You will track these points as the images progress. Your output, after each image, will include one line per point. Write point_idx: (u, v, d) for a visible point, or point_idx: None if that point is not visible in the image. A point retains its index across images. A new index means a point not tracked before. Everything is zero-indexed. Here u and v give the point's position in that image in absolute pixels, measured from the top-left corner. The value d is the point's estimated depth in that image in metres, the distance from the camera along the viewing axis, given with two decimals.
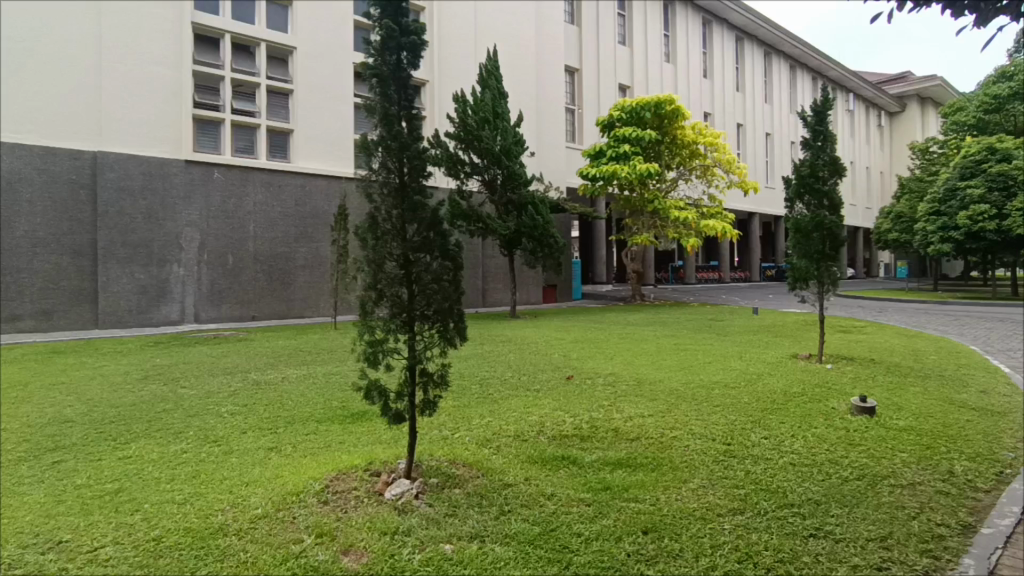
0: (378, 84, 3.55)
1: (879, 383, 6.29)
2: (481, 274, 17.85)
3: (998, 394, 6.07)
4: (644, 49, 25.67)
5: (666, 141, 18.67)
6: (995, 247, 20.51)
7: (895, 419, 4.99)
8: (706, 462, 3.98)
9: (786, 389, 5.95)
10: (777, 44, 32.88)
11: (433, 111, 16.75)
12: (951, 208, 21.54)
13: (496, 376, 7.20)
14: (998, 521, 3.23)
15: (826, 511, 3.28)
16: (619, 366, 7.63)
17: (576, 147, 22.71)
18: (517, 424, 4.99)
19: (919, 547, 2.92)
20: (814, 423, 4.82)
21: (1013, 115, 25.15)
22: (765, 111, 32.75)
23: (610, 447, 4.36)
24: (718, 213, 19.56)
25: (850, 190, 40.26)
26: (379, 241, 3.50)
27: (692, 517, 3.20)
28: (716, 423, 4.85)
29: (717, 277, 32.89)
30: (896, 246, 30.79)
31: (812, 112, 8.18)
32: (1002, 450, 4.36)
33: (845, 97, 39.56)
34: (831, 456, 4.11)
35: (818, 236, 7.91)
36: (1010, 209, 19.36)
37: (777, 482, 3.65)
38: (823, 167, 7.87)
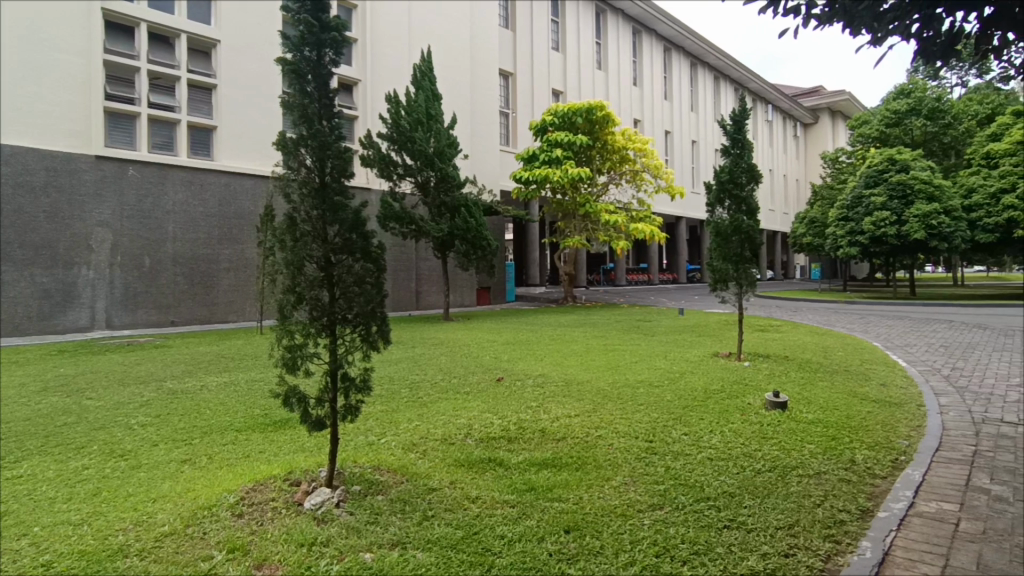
0: (297, 79, 3.43)
1: (791, 378, 6.65)
2: (414, 276, 17.62)
3: (895, 386, 6.56)
4: (576, 56, 26.15)
5: (597, 146, 19.07)
6: (896, 251, 22.17)
7: (805, 412, 5.28)
8: (629, 459, 4.08)
9: (707, 387, 6.17)
10: (702, 56, 34.32)
11: (365, 111, 16.41)
12: (858, 214, 23.04)
13: (426, 379, 7.12)
14: (892, 505, 3.46)
15: (740, 503, 3.42)
16: (549, 367, 7.68)
17: (510, 150, 22.83)
18: (445, 427, 4.95)
19: (823, 533, 3.10)
20: (731, 418, 5.04)
21: (910, 130, 27.33)
22: (691, 120, 34.07)
23: (536, 448, 4.39)
24: (647, 217, 20.17)
25: (768, 197, 42.51)
26: (299, 242, 3.37)
27: (613, 514, 3.26)
28: (640, 421, 4.97)
29: (647, 279, 33.92)
30: (810, 250, 32.62)
31: (731, 120, 8.54)
32: (897, 438, 4.69)
33: (764, 108, 41.73)
34: (745, 450, 4.30)
35: (736, 240, 8.31)
36: (908, 216, 21.00)
37: (695, 477, 3.78)
38: (742, 173, 8.24)
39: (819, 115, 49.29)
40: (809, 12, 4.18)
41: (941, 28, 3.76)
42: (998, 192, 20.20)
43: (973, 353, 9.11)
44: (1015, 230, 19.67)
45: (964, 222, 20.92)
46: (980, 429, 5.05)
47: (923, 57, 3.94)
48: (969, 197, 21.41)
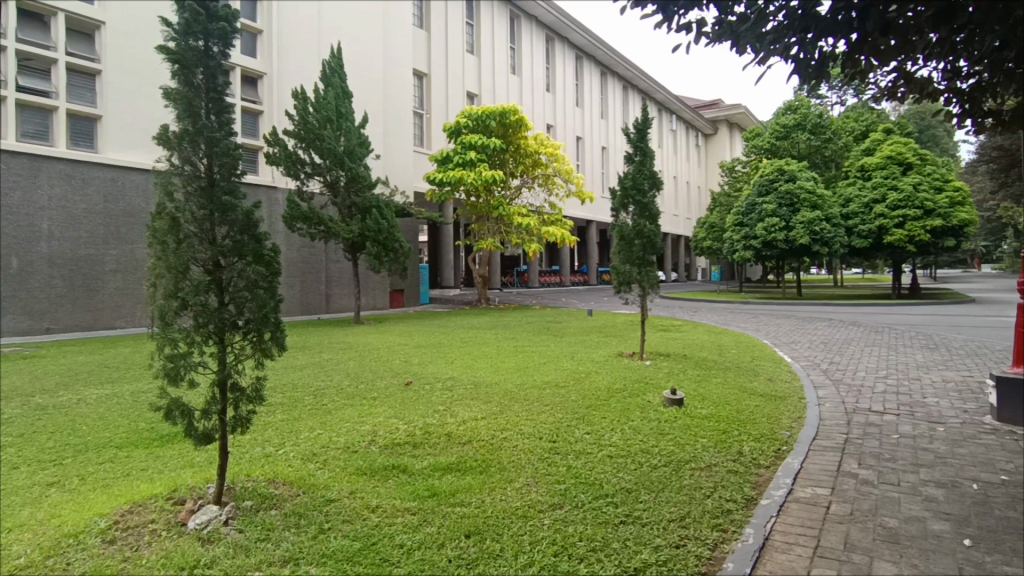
0: (181, 71, 3.21)
1: (688, 375, 7.01)
2: (324, 279, 17.01)
3: (781, 380, 7.08)
4: (491, 59, 26.28)
5: (510, 150, 19.23)
6: (785, 254, 23.89)
7: (698, 408, 5.57)
8: (533, 460, 4.13)
9: (610, 386, 6.37)
10: (612, 65, 35.54)
11: (271, 106, 15.64)
12: (752, 220, 24.58)
13: (332, 385, 6.88)
14: (773, 493, 3.72)
15: (636, 498, 3.54)
16: (458, 370, 7.63)
17: (424, 152, 22.56)
18: (348, 435, 4.80)
19: (711, 523, 3.26)
20: (632, 416, 5.23)
21: (797, 143, 29.61)
22: (601, 126, 35.14)
23: (442, 452, 4.35)
24: (558, 220, 20.60)
25: (672, 202, 44.65)
26: (182, 243, 3.12)
27: (514, 515, 3.29)
28: (544, 421, 5.05)
29: (559, 281, 34.62)
30: (710, 253, 34.51)
31: (635, 129, 8.85)
32: (780, 430, 5.05)
33: (669, 118, 43.82)
34: (643, 446, 4.47)
35: (639, 244, 8.65)
36: (795, 223, 22.72)
37: (594, 474, 3.89)
38: (644, 180, 8.57)
39: (718, 127, 52.43)
40: (700, 30, 4.43)
41: (814, 53, 4.10)
42: (871, 202, 22.53)
43: (848, 348, 9.99)
44: (885, 236, 21.78)
45: (843, 228, 22.94)
46: (851, 418, 5.51)
47: (801, 77, 4.28)
48: (847, 206, 23.51)
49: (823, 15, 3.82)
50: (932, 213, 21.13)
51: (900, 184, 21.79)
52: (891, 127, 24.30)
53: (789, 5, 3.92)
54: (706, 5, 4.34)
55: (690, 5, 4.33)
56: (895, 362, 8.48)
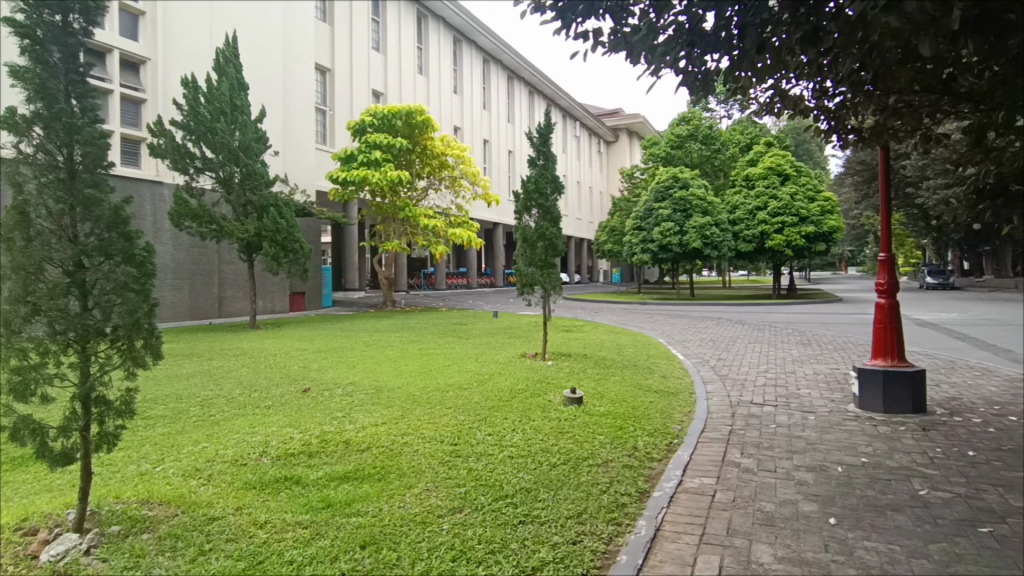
0: (32, 47, 2.87)
1: (587, 374, 7.21)
2: (217, 281, 15.97)
3: (674, 377, 7.45)
4: (396, 57, 25.78)
5: (416, 151, 18.93)
6: (680, 258, 25.12)
7: (597, 406, 5.74)
8: (433, 464, 4.07)
9: (513, 387, 6.42)
10: (518, 70, 36.03)
11: (155, 94, 14.43)
12: (649, 225, 25.64)
13: (221, 394, 6.45)
14: (665, 484, 3.89)
15: (535, 497, 3.58)
16: (360, 375, 7.42)
17: (327, 150, 21.74)
18: (238, 446, 4.52)
19: (607, 517, 3.35)
20: (533, 416, 5.30)
21: (690, 152, 31.40)
22: (508, 130, 35.50)
23: (339, 461, 4.19)
24: (464, 222, 20.56)
25: (575, 206, 45.95)
26: (34, 242, 2.78)
27: (412, 522, 3.21)
28: (446, 425, 5.00)
29: (466, 283, 34.65)
30: (610, 257, 35.75)
31: (537, 133, 8.96)
32: (672, 424, 5.30)
33: (572, 124, 45.10)
34: (544, 445, 4.52)
35: (541, 246, 8.79)
36: (688, 227, 24.02)
37: (495, 476, 3.88)
38: (546, 184, 8.71)
39: (619, 135, 54.62)
40: (596, 39, 4.57)
41: (701, 67, 4.33)
42: (754, 209, 24.33)
43: (733, 345, 10.70)
44: (766, 241, 23.58)
45: (730, 233, 24.60)
46: (735, 411, 5.88)
47: (689, 89, 4.51)
48: (733, 212, 25.20)
49: (708, 31, 4.02)
50: (806, 220, 23.19)
51: (779, 193, 23.65)
52: (772, 140, 26.25)
53: (678, 20, 4.12)
54: (603, 15, 4.48)
55: (587, 14, 4.46)
56: (774, 357, 9.18)
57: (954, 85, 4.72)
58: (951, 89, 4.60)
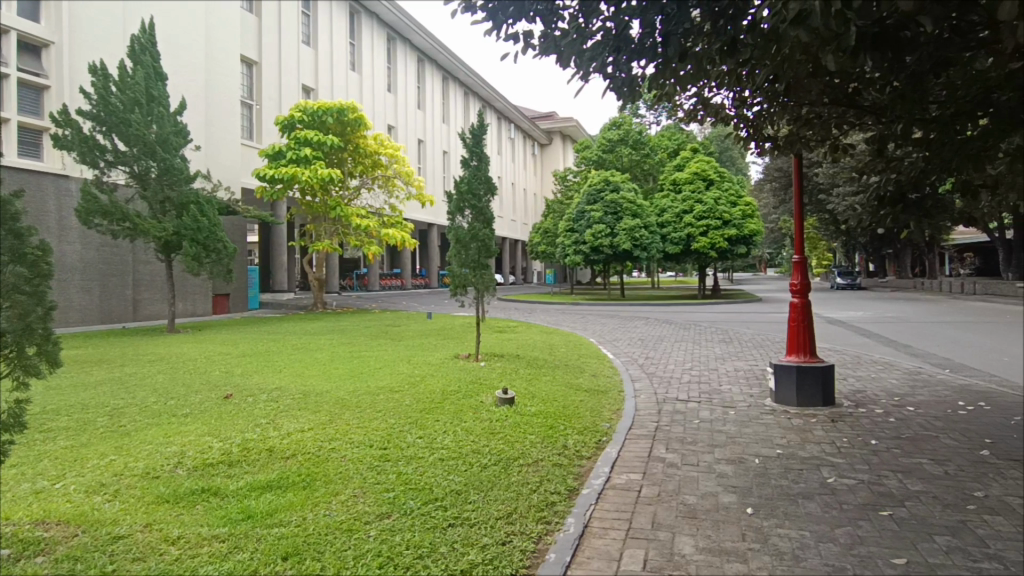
0: None
1: (520, 375, 7.24)
2: (131, 283, 15.02)
3: (604, 376, 7.61)
4: (327, 53, 25.10)
5: (348, 149, 18.47)
6: (610, 260, 25.47)
7: (529, 405, 5.78)
8: (362, 469, 3.98)
9: (445, 389, 6.38)
10: (453, 70, 35.90)
11: (60, 81, 13.40)
12: (581, 227, 26.08)
13: (133, 402, 6.06)
14: (594, 481, 3.96)
15: (465, 499, 3.56)
16: (286, 379, 7.16)
17: (253, 146, 20.88)
18: (149, 458, 4.26)
19: (536, 516, 3.38)
20: (465, 417, 5.27)
21: (621, 157, 32.24)
22: (442, 130, 35.27)
23: (262, 469, 4.02)
24: (398, 223, 20.22)
25: (510, 208, 46.22)
26: None
27: (338, 530, 3.12)
28: (376, 428, 4.89)
29: (400, 284, 34.17)
30: (544, 258, 36.15)
31: (471, 134, 8.91)
32: (602, 422, 5.42)
33: (507, 126, 45.37)
34: (474, 447, 4.51)
35: (474, 247, 8.77)
36: (619, 230, 24.60)
37: (425, 480, 3.83)
38: (479, 185, 8.70)
39: (553, 138, 55.41)
40: (526, 41, 4.61)
41: (627, 74, 4.44)
42: (681, 213, 25.24)
43: (661, 343, 11.03)
44: (692, 243, 24.52)
45: (658, 235, 25.40)
46: (661, 407, 6.06)
47: (616, 95, 4.62)
48: (661, 216, 26.05)
49: (634, 39, 4.13)
50: (729, 224, 24.31)
51: (704, 197, 24.65)
52: (697, 147, 27.33)
53: (606, 25, 4.19)
54: (533, 17, 4.51)
55: (518, 16, 4.48)
56: (698, 355, 9.55)
57: (860, 98, 5.04)
58: (856, 102, 4.93)
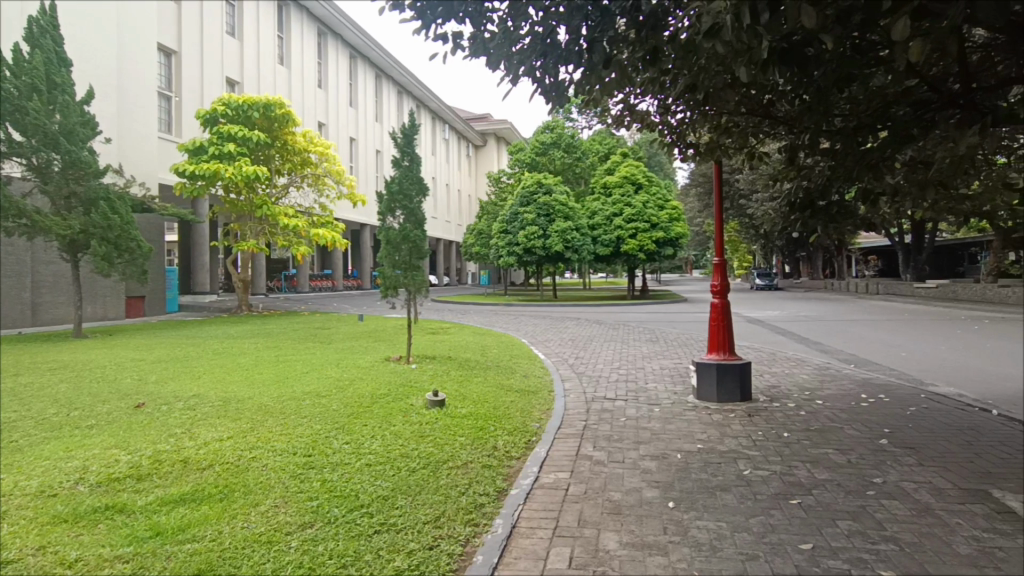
0: None
1: (451, 376, 7.20)
2: (30, 286, 13.93)
3: (535, 376, 7.69)
4: (254, 45, 24.12)
5: (275, 145, 17.80)
6: (543, 262, 25.69)
7: (459, 407, 5.76)
8: (283, 478, 3.83)
9: (374, 392, 6.26)
10: (387, 68, 35.34)
11: None
12: (514, 228, 26.23)
13: (30, 415, 5.59)
14: (522, 481, 3.99)
15: (392, 504, 3.50)
16: (205, 386, 6.81)
17: (172, 140, 19.76)
18: (47, 475, 3.94)
19: (465, 519, 3.37)
20: (394, 421, 5.19)
21: (554, 160, 32.73)
22: (375, 129, 34.65)
23: (175, 482, 3.81)
24: (328, 223, 19.69)
25: (444, 208, 46.01)
26: None
27: (256, 543, 2.99)
28: (300, 435, 4.74)
29: (331, 285, 33.31)
30: (478, 259, 36.19)
31: (402, 133, 8.77)
32: (531, 422, 5.48)
33: (441, 127, 45.12)
34: (403, 451, 4.44)
35: (405, 248, 8.66)
36: (551, 232, 24.93)
37: (350, 486, 3.73)
38: (410, 186, 8.57)
39: (487, 139, 55.59)
40: (455, 41, 4.60)
41: (554, 79, 4.51)
42: (611, 216, 25.92)
43: (591, 343, 11.26)
44: (622, 245, 25.21)
45: (589, 237, 25.95)
46: (590, 406, 6.17)
47: (544, 98, 4.67)
48: (592, 218, 26.62)
49: (560, 44, 4.19)
50: (656, 226, 25.15)
51: (633, 201, 25.40)
52: (627, 151, 28.08)
53: (535, 29, 4.23)
54: (463, 18, 4.50)
55: (447, 16, 4.45)
56: (626, 354, 9.81)
57: (773, 109, 5.32)
58: (771, 112, 5.21)
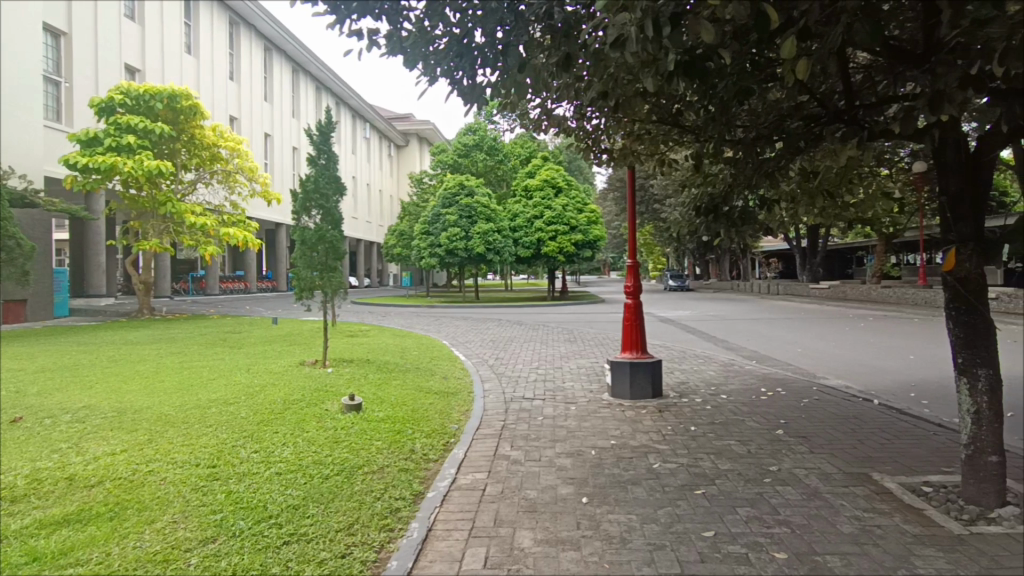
0: None
1: (368, 380, 7.04)
2: None
3: (454, 377, 7.67)
4: (158, 30, 21.86)
5: (181, 139, 16.78)
6: (466, 263, 25.58)
7: (376, 411, 5.64)
8: (184, 492, 3.61)
9: (287, 398, 6.03)
10: (304, 63, 34.14)
11: None
12: (436, 230, 26.02)
13: None
14: (439, 484, 3.97)
15: (303, 513, 3.38)
16: (95, 397, 6.29)
17: (60, 130, 17.42)
18: None
19: (379, 525, 3.31)
20: (307, 427, 5.02)
21: (475, 162, 32.82)
22: (291, 125, 33.40)
23: (57, 503, 3.51)
24: (241, 222, 18.86)
25: (364, 208, 45.06)
26: None
27: (150, 563, 2.81)
28: (204, 445, 4.49)
29: (243, 287, 31.79)
30: (399, 260, 35.70)
31: (317, 130, 8.44)
32: (450, 423, 5.45)
33: (361, 125, 44.13)
34: (316, 458, 4.30)
35: (320, 249, 8.38)
36: (474, 233, 24.97)
37: (258, 497, 3.58)
38: (327, 185, 8.35)
39: (408, 139, 54.95)
40: (371, 39, 4.52)
41: (470, 80, 4.53)
42: (532, 218, 26.32)
43: (511, 344, 11.36)
44: (543, 247, 25.66)
45: (511, 239, 26.17)
46: (508, 406, 6.23)
47: (461, 98, 4.66)
48: (514, 220, 26.88)
49: (478, 45, 4.22)
50: (575, 229, 25.80)
51: (553, 204, 25.90)
52: (548, 154, 28.56)
53: (451, 31, 4.23)
54: (379, 16, 4.42)
55: (362, 12, 4.36)
56: (544, 354, 9.97)
57: (682, 118, 5.57)
58: (679, 121, 5.45)
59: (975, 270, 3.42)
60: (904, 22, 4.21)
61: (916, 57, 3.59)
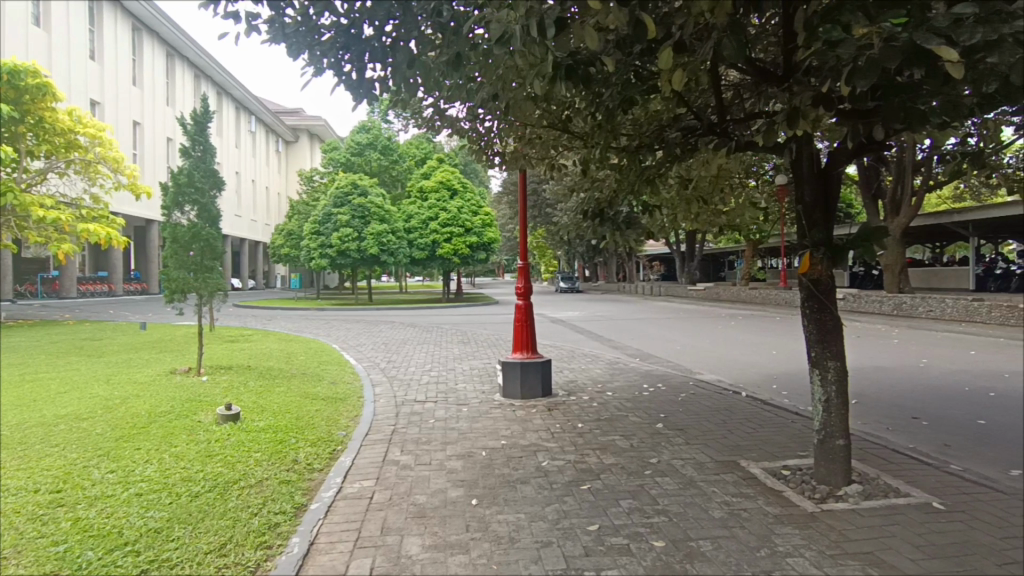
0: None
1: (249, 388, 6.61)
2: None
3: (342, 382, 7.40)
4: None
5: (28, 122, 14.76)
6: (358, 264, 24.78)
7: (256, 420, 5.31)
8: (17, 524, 3.18)
9: (153, 410, 5.51)
10: (180, 48, 31.43)
11: None
12: (327, 230, 25.04)
13: None
14: (323, 495, 3.79)
15: (167, 536, 3.10)
16: None
17: None
18: None
19: (255, 542, 3.10)
20: (176, 441, 4.62)
21: (368, 161, 31.97)
22: (166, 115, 30.67)
23: None
24: (104, 218, 17.12)
25: (249, 206, 42.51)
26: None
27: None
28: (47, 468, 3.99)
29: (108, 289, 28.90)
30: (287, 261, 34.01)
31: (191, 120, 7.80)
32: (337, 430, 5.24)
33: (245, 117, 41.61)
34: (184, 475, 3.96)
35: (195, 248, 7.76)
36: (368, 234, 24.26)
37: (112, 522, 3.23)
38: (203, 179, 7.73)
39: (298, 135, 52.57)
40: (253, 23, 4.25)
41: (358, 76, 4.39)
42: (427, 220, 26.04)
43: (403, 347, 11.14)
44: (438, 249, 25.51)
45: (405, 240, 25.71)
46: (399, 410, 6.09)
47: (349, 92, 4.50)
48: (409, 221, 26.43)
49: (368, 38, 4.11)
50: (471, 231, 26.01)
51: (449, 206, 25.81)
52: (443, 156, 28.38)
53: (338, 22, 4.08)
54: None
55: None
56: (437, 356, 9.88)
57: (570, 125, 5.74)
58: (567, 126, 5.61)
59: (824, 271, 3.82)
60: (767, 45, 4.58)
61: (776, 77, 3.92)
